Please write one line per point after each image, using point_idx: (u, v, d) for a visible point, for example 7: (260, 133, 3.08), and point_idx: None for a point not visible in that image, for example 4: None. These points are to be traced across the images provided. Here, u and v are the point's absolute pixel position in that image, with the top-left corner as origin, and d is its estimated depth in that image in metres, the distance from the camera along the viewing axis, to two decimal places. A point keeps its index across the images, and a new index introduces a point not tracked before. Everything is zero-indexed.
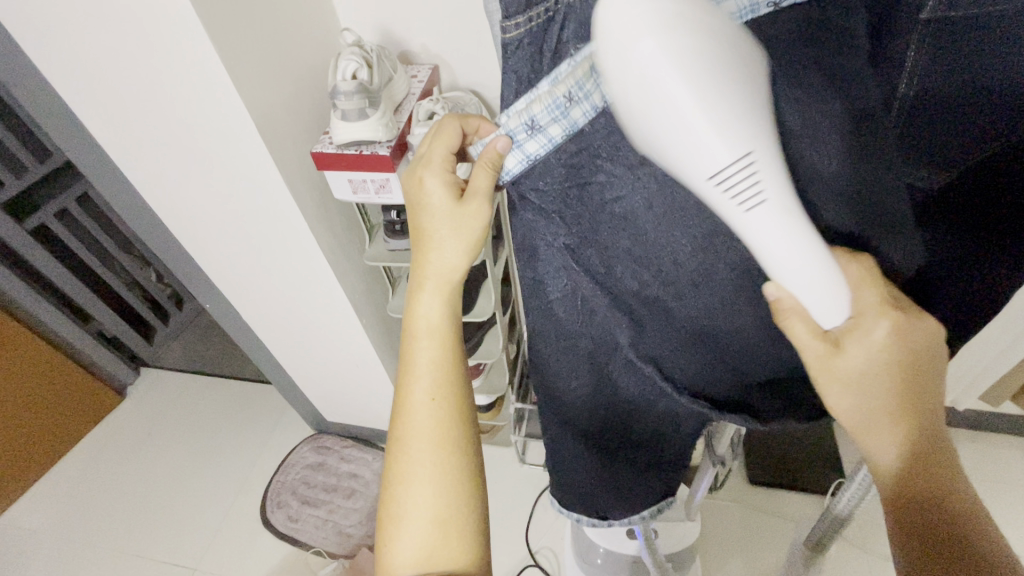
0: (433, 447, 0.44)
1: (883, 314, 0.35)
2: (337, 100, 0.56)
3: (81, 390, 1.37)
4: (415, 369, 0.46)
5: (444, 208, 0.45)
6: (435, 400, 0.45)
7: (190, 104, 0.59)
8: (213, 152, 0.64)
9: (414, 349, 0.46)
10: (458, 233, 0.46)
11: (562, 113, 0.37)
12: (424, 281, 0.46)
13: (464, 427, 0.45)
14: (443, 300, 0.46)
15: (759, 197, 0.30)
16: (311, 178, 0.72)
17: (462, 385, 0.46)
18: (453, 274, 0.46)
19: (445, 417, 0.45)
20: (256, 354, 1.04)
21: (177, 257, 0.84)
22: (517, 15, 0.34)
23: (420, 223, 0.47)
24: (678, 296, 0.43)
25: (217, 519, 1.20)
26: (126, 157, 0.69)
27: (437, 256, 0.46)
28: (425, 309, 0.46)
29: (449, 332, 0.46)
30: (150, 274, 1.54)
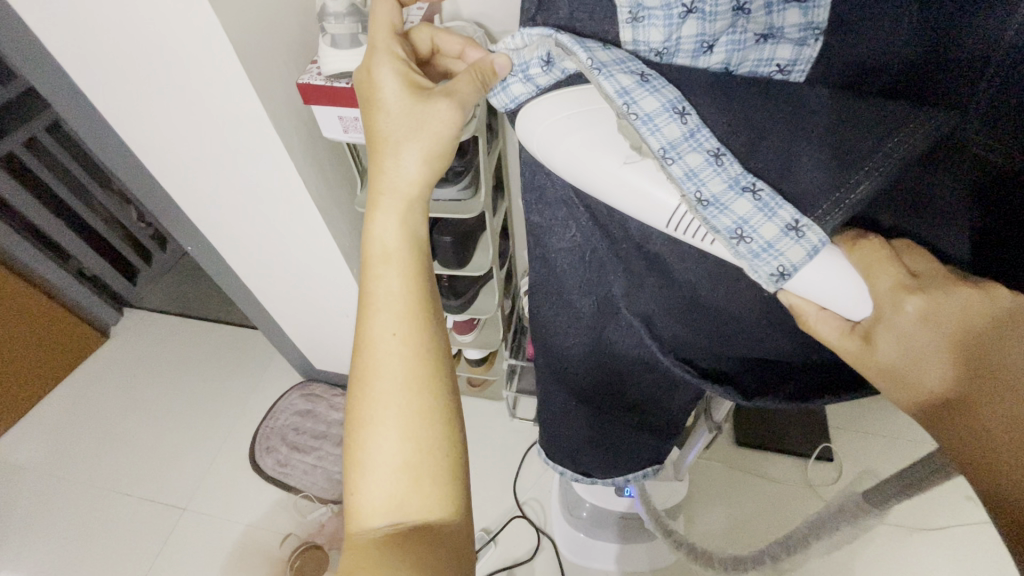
0: (399, 386, 0.37)
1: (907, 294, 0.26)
2: (326, 23, 0.50)
3: (63, 329, 1.34)
4: (377, 297, 0.39)
5: (400, 106, 0.41)
6: (398, 336, 0.38)
7: (158, 21, 0.52)
8: (187, 78, 0.58)
9: (377, 273, 0.39)
10: (419, 140, 0.41)
11: (582, 47, 0.29)
12: (379, 197, 0.41)
13: (438, 363, 0.39)
14: (401, 218, 0.41)
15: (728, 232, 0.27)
16: (297, 113, 0.66)
17: (434, 322, 0.39)
18: (411, 188, 0.41)
19: (414, 354, 0.38)
20: (241, 300, 1.00)
21: (152, 195, 0.78)
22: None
23: (374, 128, 0.42)
24: (681, 257, 0.35)
25: (204, 462, 1.20)
26: (89, 80, 0.63)
27: (393, 166, 0.41)
28: (380, 230, 0.40)
29: (409, 254, 0.40)
30: (131, 212, 1.48)
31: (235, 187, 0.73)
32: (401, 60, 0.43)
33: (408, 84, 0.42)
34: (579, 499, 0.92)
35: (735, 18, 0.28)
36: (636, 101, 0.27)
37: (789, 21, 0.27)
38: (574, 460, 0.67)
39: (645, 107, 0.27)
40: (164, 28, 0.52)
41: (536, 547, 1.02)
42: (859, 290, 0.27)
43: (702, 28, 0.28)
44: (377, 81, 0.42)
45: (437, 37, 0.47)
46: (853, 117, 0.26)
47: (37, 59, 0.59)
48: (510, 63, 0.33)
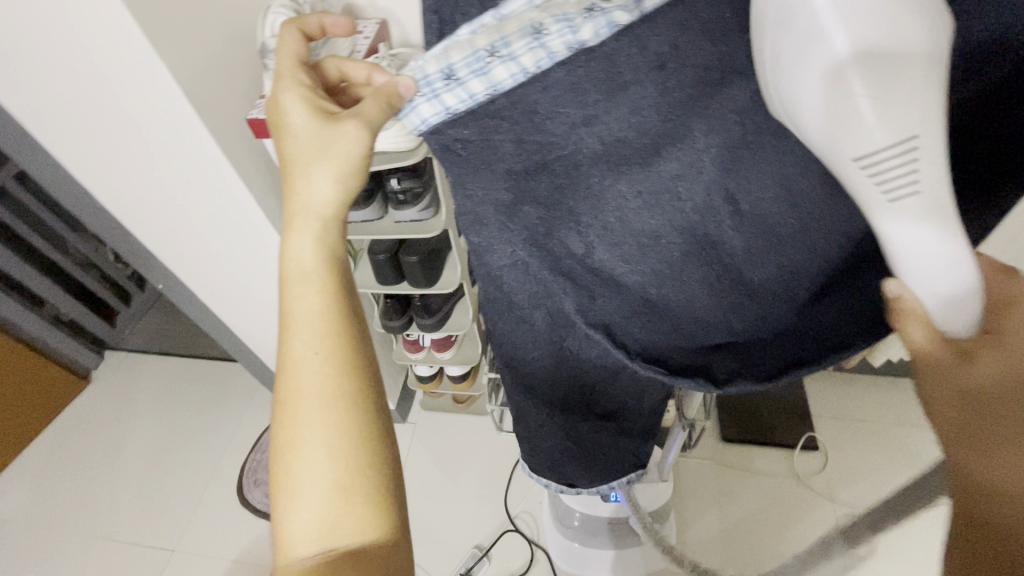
0: (323, 406, 0.36)
1: None
2: (268, 59, 0.51)
3: (41, 377, 1.32)
4: (296, 319, 0.38)
5: (308, 130, 0.43)
6: (321, 354, 0.37)
7: (108, 69, 0.53)
8: (140, 122, 0.59)
9: (296, 295, 0.39)
10: (328, 161, 0.42)
11: (483, 68, 0.30)
12: (294, 217, 0.41)
13: (363, 377, 0.38)
14: (318, 236, 0.41)
15: (913, 186, 0.25)
16: (255, 147, 0.66)
17: (355, 340, 0.39)
18: (327, 207, 0.42)
19: (335, 372, 0.37)
20: (218, 334, 1.00)
21: (119, 237, 0.78)
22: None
23: (284, 153, 0.43)
24: (624, 261, 0.35)
25: (193, 501, 1.18)
26: (44, 130, 0.63)
27: (306, 188, 0.42)
28: (297, 249, 0.40)
29: (328, 273, 0.40)
30: (107, 253, 1.48)
31: (200, 225, 0.74)
32: (306, 88, 0.45)
33: (314, 110, 0.44)
34: (568, 509, 0.92)
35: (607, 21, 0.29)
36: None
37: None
38: (553, 469, 0.66)
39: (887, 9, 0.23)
40: (110, 72, 0.53)
41: (529, 560, 1.01)
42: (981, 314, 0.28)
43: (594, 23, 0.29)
44: (284, 109, 0.44)
45: (342, 65, 0.48)
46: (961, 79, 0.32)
47: None
48: (412, 82, 0.33)
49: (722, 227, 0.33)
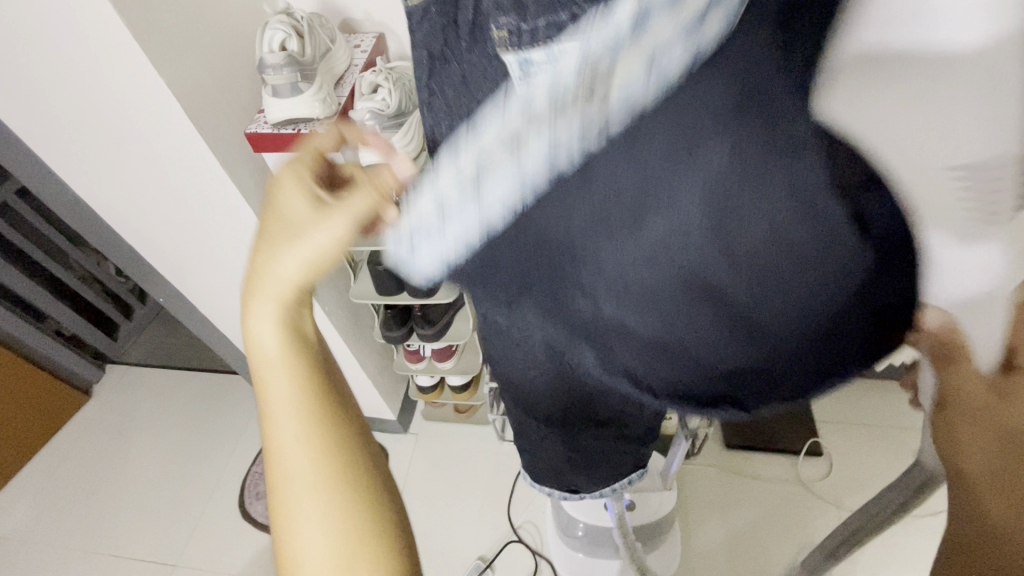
0: (312, 489, 0.34)
1: None
2: (266, 74, 0.51)
3: (42, 392, 1.32)
4: (275, 404, 0.35)
5: (301, 221, 0.37)
6: (303, 438, 0.34)
7: (106, 86, 0.53)
8: (139, 138, 0.59)
9: (270, 380, 0.35)
10: (304, 246, 0.36)
11: None
12: (258, 296, 0.36)
13: (350, 448, 0.36)
14: (285, 317, 0.36)
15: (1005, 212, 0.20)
16: (254, 161, 0.67)
17: (336, 412, 0.36)
18: (300, 287, 0.37)
19: (321, 452, 0.35)
20: (220, 347, 1.00)
21: (120, 252, 0.79)
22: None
23: (263, 237, 0.38)
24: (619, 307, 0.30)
25: (194, 515, 1.17)
26: (45, 147, 0.64)
27: (274, 271, 0.36)
28: (260, 334, 0.35)
29: (299, 352, 0.36)
30: (108, 267, 1.48)
31: (200, 239, 0.74)
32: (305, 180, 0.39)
33: (313, 205, 0.38)
34: (572, 518, 0.91)
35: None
36: None
37: None
38: (556, 477, 0.67)
39: None
40: (112, 90, 0.54)
41: (533, 571, 1.01)
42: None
43: None
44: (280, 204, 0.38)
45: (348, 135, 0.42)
46: None
47: None
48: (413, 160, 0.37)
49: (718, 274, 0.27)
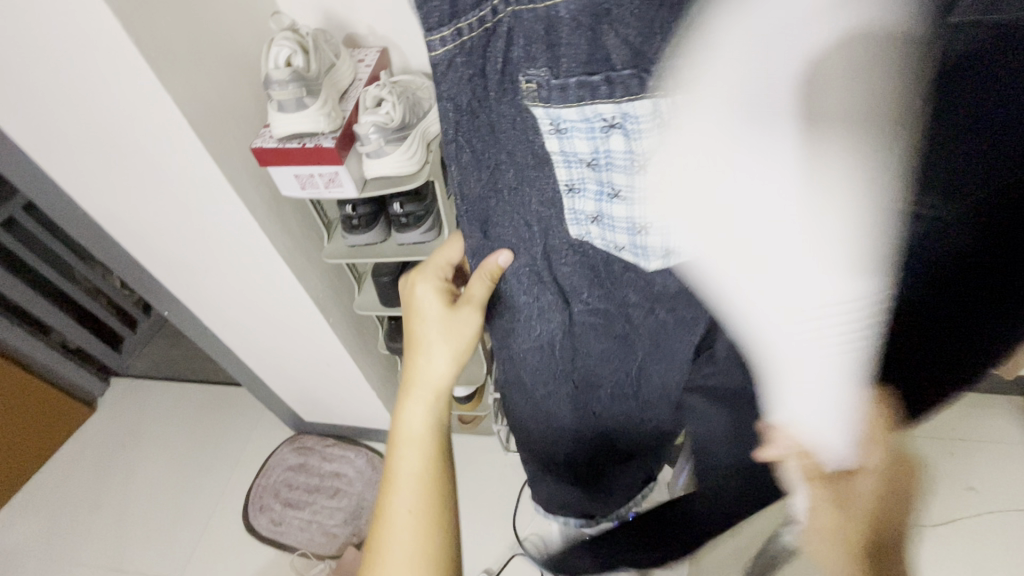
0: (411, 553, 0.44)
1: (875, 475, 0.32)
2: (272, 90, 0.52)
3: (47, 404, 1.32)
4: (399, 476, 0.47)
5: (436, 314, 0.53)
6: (414, 510, 0.45)
7: (114, 102, 0.54)
8: (147, 153, 0.60)
9: (400, 455, 0.48)
10: (446, 343, 0.52)
11: (569, 169, 0.39)
12: (411, 390, 0.51)
13: (446, 525, 0.46)
14: (427, 408, 0.50)
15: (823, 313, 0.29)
16: (260, 174, 0.67)
17: (444, 489, 0.47)
18: (440, 382, 0.51)
19: (425, 522, 0.45)
20: (225, 360, 0.99)
21: (127, 266, 0.79)
22: (442, 29, 0.33)
23: (411, 332, 0.54)
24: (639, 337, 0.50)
25: (198, 528, 1.17)
26: (54, 163, 0.64)
27: (426, 364, 0.51)
28: (410, 417, 0.49)
29: (431, 437, 0.49)
30: (114, 280, 1.49)
31: (206, 253, 0.74)
32: (438, 281, 0.56)
33: (444, 303, 0.54)
34: None
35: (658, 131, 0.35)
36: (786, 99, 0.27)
37: None
38: (570, 505, 0.68)
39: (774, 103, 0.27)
40: (121, 107, 0.55)
41: None
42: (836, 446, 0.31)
43: (628, 141, 0.36)
44: (416, 294, 0.55)
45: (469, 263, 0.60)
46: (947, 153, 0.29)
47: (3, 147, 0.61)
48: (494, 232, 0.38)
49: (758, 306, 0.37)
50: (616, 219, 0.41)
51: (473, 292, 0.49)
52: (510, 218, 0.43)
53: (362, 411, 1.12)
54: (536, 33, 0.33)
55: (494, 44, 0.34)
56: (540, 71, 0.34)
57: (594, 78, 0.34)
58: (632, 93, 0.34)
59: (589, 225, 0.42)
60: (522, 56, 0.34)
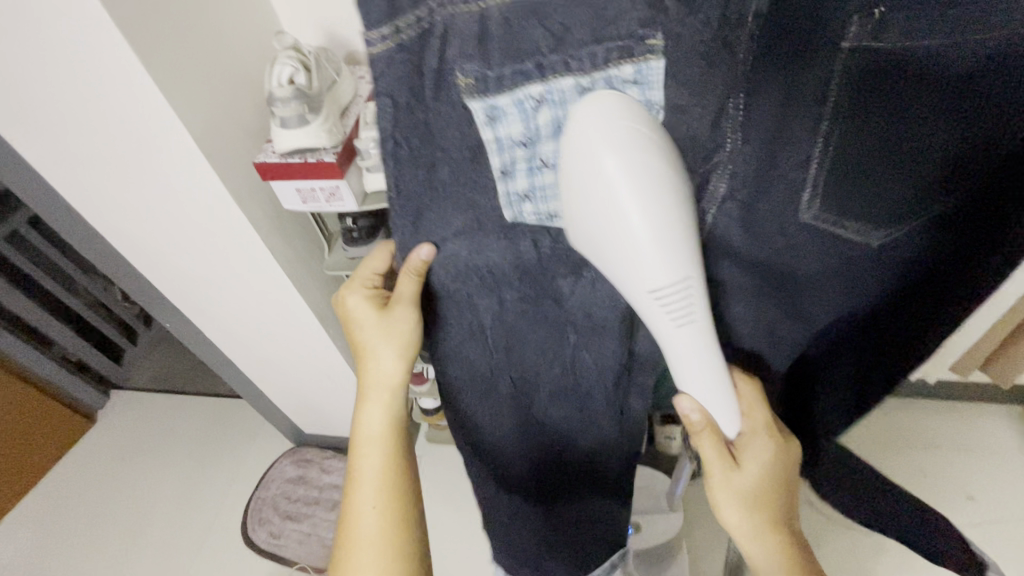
0: (376, 553, 0.47)
1: (768, 438, 0.44)
2: (275, 107, 0.53)
3: (46, 417, 1.32)
4: (362, 476, 0.49)
5: (370, 320, 0.50)
6: (378, 509, 0.48)
7: (120, 119, 0.55)
8: (151, 168, 0.61)
9: (361, 458, 0.49)
10: (390, 343, 0.49)
11: (533, 170, 0.39)
12: (367, 393, 0.50)
13: (406, 521, 0.48)
14: (385, 408, 0.50)
15: (691, 320, 0.36)
16: (261, 189, 0.68)
17: (404, 488, 0.49)
18: (392, 383, 0.50)
19: (390, 521, 0.48)
20: (225, 372, 1.00)
21: (129, 278, 0.80)
22: (380, 27, 0.33)
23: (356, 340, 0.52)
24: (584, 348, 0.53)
25: (196, 541, 1.16)
26: (58, 177, 0.65)
27: (375, 367, 0.50)
28: (369, 420, 0.50)
29: (391, 438, 0.50)
30: (115, 292, 1.50)
31: (208, 265, 0.75)
32: (370, 286, 0.53)
33: (376, 308, 0.51)
34: None
35: (581, 102, 0.36)
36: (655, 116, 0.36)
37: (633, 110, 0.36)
38: (527, 544, 0.70)
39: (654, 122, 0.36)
40: (128, 122, 0.56)
41: None
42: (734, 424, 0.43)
43: (555, 113, 0.36)
44: (349, 305, 0.52)
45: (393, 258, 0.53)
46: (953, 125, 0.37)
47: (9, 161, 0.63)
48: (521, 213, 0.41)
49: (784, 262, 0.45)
50: (550, 196, 0.41)
51: (400, 287, 0.47)
52: (445, 210, 0.42)
53: None
54: (468, 32, 0.34)
55: (430, 45, 0.34)
56: (475, 65, 0.35)
57: (526, 64, 0.35)
58: (558, 72, 0.35)
59: (523, 205, 0.41)
60: (458, 55, 0.34)
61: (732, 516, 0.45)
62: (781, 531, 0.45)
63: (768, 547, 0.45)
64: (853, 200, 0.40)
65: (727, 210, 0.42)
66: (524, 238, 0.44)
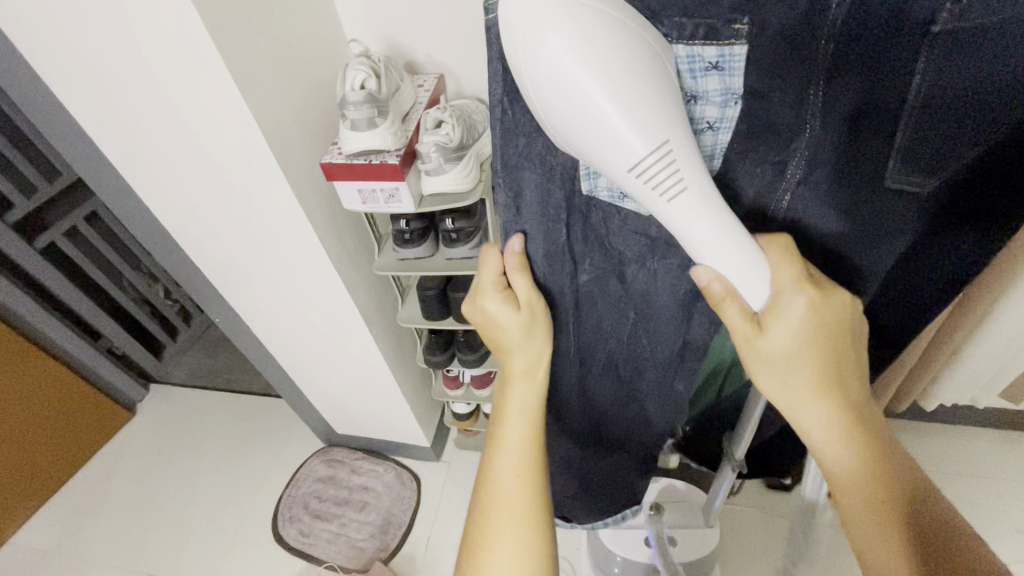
0: (518, 518, 0.45)
1: (801, 290, 0.38)
2: (347, 110, 0.56)
3: (90, 406, 1.37)
4: (506, 445, 0.47)
5: (515, 322, 0.48)
6: (522, 476, 0.46)
7: (201, 117, 0.59)
8: (224, 165, 0.64)
9: (503, 432, 0.48)
10: (535, 341, 0.49)
11: None
12: (512, 377, 0.50)
13: (544, 493, 0.46)
14: (532, 391, 0.49)
15: (680, 186, 0.34)
16: (321, 189, 0.71)
17: (543, 458, 0.48)
18: (539, 366, 0.49)
19: (533, 489, 0.46)
20: (267, 368, 1.03)
21: (187, 272, 0.84)
22: (499, 1, 0.34)
23: (495, 337, 0.50)
24: (649, 331, 0.52)
25: (228, 535, 1.19)
26: (135, 174, 0.69)
27: (522, 357, 0.49)
28: (517, 396, 0.49)
29: (539, 413, 0.49)
30: (160, 290, 1.55)
31: (264, 262, 0.78)
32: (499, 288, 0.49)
33: (516, 307, 0.48)
34: (610, 553, 0.90)
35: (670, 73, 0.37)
36: (703, 80, 0.37)
37: (711, 85, 0.37)
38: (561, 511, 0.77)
39: (707, 85, 0.37)
40: (205, 119, 0.59)
41: None
42: (755, 277, 0.37)
43: None
44: (488, 313, 0.49)
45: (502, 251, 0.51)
46: (946, 90, 0.35)
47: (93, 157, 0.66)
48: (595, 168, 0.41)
49: (814, 225, 0.43)
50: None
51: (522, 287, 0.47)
52: (527, 180, 0.42)
53: (394, 426, 1.13)
54: None
55: None
56: None
57: None
58: None
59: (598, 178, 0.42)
60: None
61: (768, 384, 0.41)
62: (830, 395, 0.39)
63: (818, 411, 0.39)
64: (922, 168, 0.38)
65: (803, 194, 0.42)
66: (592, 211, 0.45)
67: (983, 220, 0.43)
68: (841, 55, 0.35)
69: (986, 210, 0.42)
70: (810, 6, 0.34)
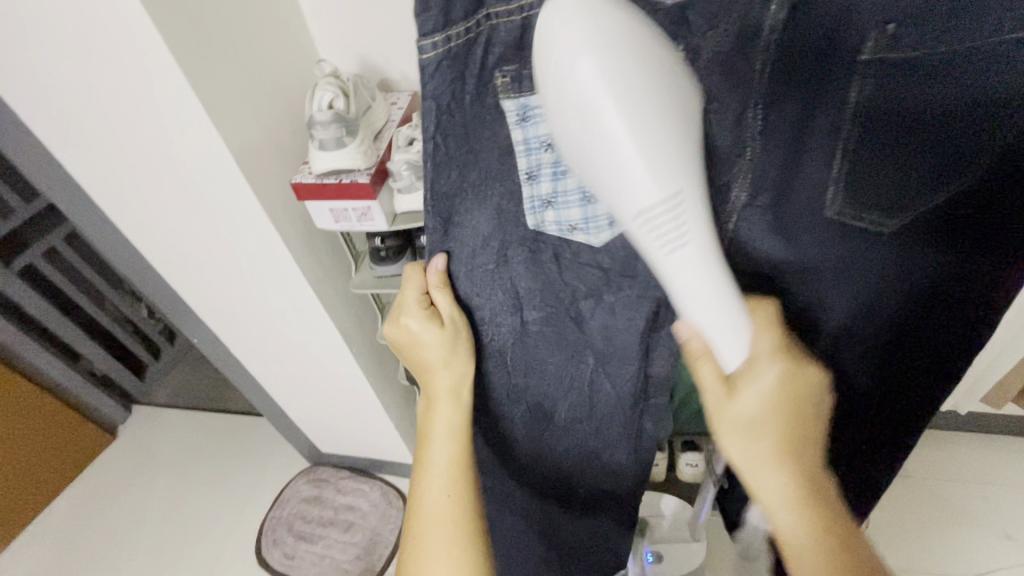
0: (449, 539, 0.44)
1: (774, 361, 0.38)
2: (314, 130, 0.55)
3: (69, 430, 1.34)
4: (432, 466, 0.47)
5: (436, 339, 0.49)
6: (451, 496, 0.45)
7: (169, 140, 0.58)
8: (194, 188, 0.63)
9: (431, 455, 0.47)
10: (457, 355, 0.50)
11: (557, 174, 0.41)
12: (436, 396, 0.49)
13: (476, 512, 0.46)
14: (455, 409, 0.49)
15: (682, 242, 0.31)
16: (295, 208, 0.71)
17: (471, 474, 0.47)
18: (463, 385, 0.50)
19: (462, 509, 0.45)
20: (248, 388, 1.01)
21: (163, 294, 0.83)
22: (434, 34, 0.35)
23: (418, 357, 0.50)
24: (608, 364, 0.53)
25: (211, 559, 1.16)
26: (105, 198, 0.68)
27: (445, 373, 0.50)
28: (440, 416, 0.48)
29: (464, 431, 0.48)
30: (142, 309, 1.53)
31: (240, 283, 0.77)
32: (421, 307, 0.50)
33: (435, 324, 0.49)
34: None
35: None
36: None
37: None
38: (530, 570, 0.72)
39: None
40: (173, 142, 0.58)
41: None
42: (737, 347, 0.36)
43: None
44: (408, 331, 0.49)
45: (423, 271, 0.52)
46: (887, 117, 0.34)
47: (62, 182, 0.66)
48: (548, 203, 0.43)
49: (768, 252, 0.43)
50: (572, 203, 0.42)
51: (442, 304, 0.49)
52: (477, 211, 0.44)
53: (378, 443, 1.12)
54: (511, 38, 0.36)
55: (474, 53, 0.36)
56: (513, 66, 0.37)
57: None
58: None
59: (545, 212, 0.43)
60: (497, 62, 0.37)
61: (733, 449, 0.40)
62: (791, 466, 0.38)
63: (777, 479, 0.38)
64: (869, 198, 0.37)
65: (750, 217, 0.41)
66: (545, 251, 0.46)
67: (978, 261, 0.39)
68: (778, 80, 0.36)
69: (965, 258, 0.39)
70: (742, 34, 0.35)
